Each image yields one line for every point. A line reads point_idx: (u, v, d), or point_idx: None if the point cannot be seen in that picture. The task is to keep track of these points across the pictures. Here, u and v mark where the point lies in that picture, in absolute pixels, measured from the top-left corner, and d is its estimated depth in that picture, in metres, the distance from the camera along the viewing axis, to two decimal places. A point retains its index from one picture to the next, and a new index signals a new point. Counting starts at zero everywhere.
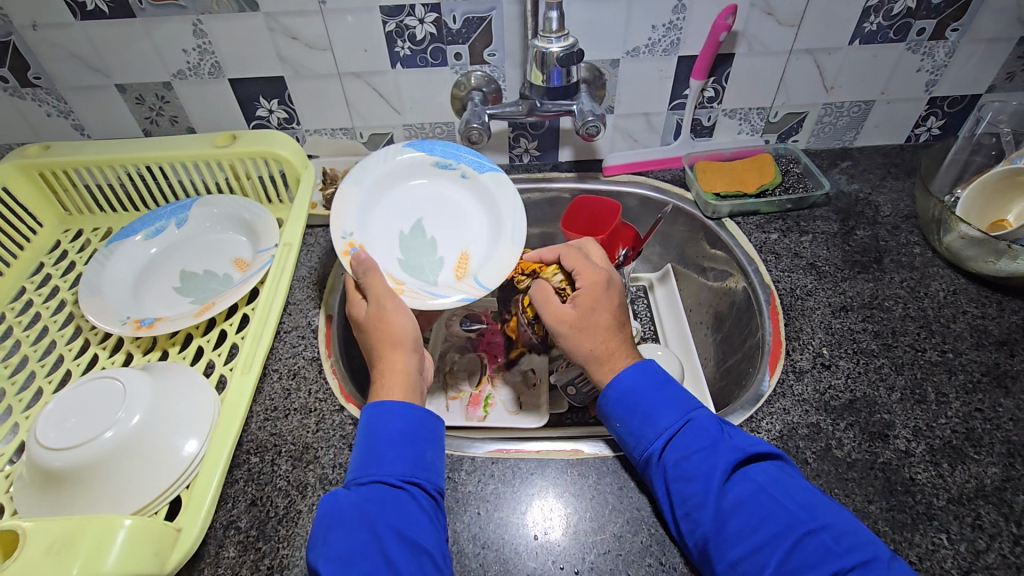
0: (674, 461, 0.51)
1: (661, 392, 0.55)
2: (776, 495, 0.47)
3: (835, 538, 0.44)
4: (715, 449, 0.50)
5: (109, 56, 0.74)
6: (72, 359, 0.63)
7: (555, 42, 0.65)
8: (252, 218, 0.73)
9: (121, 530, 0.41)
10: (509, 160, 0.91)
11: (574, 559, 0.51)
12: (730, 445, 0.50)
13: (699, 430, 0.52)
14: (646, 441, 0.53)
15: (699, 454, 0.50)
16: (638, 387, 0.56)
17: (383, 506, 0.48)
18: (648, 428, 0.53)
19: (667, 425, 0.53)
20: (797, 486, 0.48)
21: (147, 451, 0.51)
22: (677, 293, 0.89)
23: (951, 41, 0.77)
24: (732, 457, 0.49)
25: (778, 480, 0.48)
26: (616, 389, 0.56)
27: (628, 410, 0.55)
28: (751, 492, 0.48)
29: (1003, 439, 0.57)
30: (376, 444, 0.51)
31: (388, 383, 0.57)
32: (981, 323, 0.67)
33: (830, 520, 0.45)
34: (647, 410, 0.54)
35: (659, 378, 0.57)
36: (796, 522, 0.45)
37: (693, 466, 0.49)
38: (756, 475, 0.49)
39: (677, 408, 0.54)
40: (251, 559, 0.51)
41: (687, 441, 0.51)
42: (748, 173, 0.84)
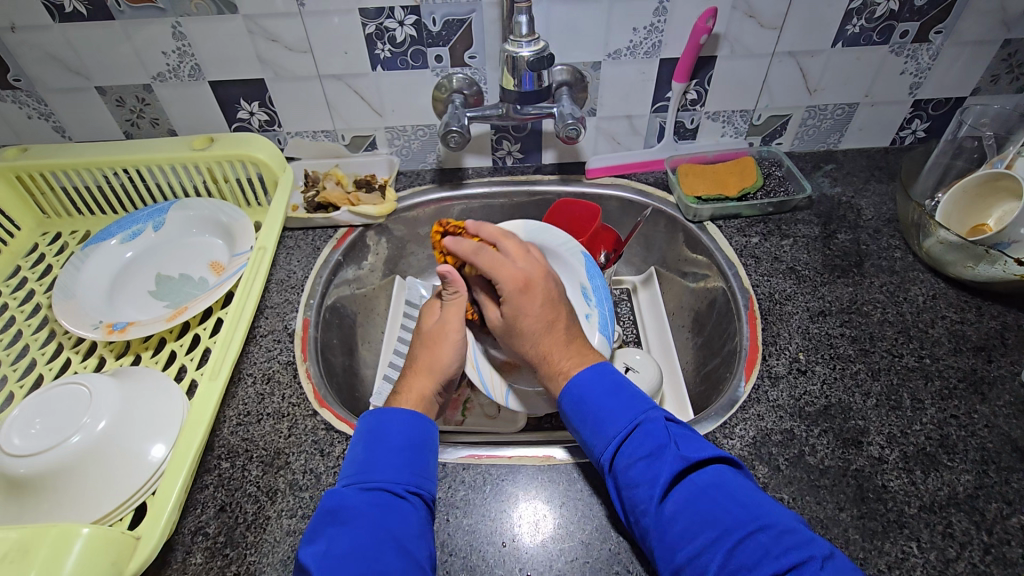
0: (620, 471, 0.49)
1: (613, 396, 0.53)
2: (723, 499, 0.45)
3: (775, 539, 0.42)
4: (660, 455, 0.48)
5: (88, 58, 0.74)
6: (45, 363, 0.63)
7: (526, 47, 0.65)
8: (229, 221, 0.73)
9: (77, 540, 0.42)
10: (492, 162, 0.90)
11: (541, 566, 0.51)
12: (676, 452, 0.48)
13: (644, 435, 0.50)
14: (597, 449, 0.52)
15: (646, 459, 0.48)
16: (588, 391, 0.54)
17: (387, 513, 0.47)
18: (597, 436, 0.52)
19: (616, 431, 0.51)
20: (744, 489, 0.46)
21: (111, 457, 0.50)
22: (661, 298, 0.88)
23: (935, 43, 0.76)
24: (677, 463, 0.47)
25: (726, 483, 0.46)
26: (568, 396, 0.54)
27: (580, 418, 0.53)
28: (697, 497, 0.46)
29: (977, 446, 0.56)
30: (380, 449, 0.51)
31: (402, 399, 0.57)
32: (959, 328, 0.67)
33: (774, 520, 0.44)
34: (596, 418, 0.52)
35: (610, 380, 0.54)
36: (738, 526, 0.44)
37: (639, 473, 0.48)
38: (703, 479, 0.47)
39: (627, 411, 0.52)
40: (217, 566, 0.50)
41: (633, 448, 0.49)
42: (730, 177, 0.83)
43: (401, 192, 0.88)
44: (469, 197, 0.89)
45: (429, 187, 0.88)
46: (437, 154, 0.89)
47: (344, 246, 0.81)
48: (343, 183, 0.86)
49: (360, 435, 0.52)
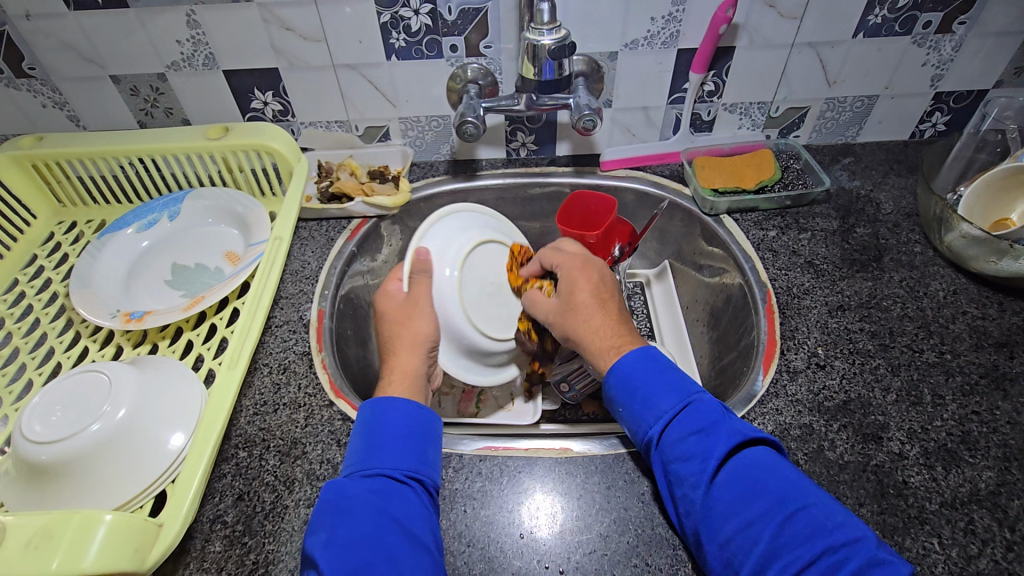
0: (672, 443, 0.49)
1: (663, 374, 0.54)
2: (773, 473, 0.46)
3: (826, 515, 0.43)
4: (713, 431, 0.49)
5: (102, 47, 0.74)
6: (63, 352, 0.63)
7: (546, 34, 0.64)
8: (245, 211, 0.73)
9: (100, 527, 0.42)
10: (505, 153, 0.90)
11: (559, 559, 0.51)
12: (730, 428, 0.49)
13: (698, 413, 0.50)
14: (644, 425, 0.52)
15: (697, 434, 0.49)
16: (636, 370, 0.54)
17: (387, 497, 0.47)
18: (648, 412, 0.52)
19: (667, 407, 0.51)
20: (788, 469, 0.47)
21: (131, 446, 0.50)
22: (674, 289, 0.89)
23: (958, 34, 0.75)
24: (729, 440, 0.48)
25: (773, 461, 0.47)
26: (615, 373, 0.55)
27: (626, 393, 0.54)
28: (747, 476, 0.46)
29: (999, 442, 0.56)
30: (378, 438, 0.51)
31: (389, 380, 0.56)
32: (981, 324, 0.66)
33: (821, 499, 0.45)
34: (647, 393, 0.52)
35: (660, 363, 0.55)
36: (787, 500, 0.45)
37: (687, 447, 0.48)
38: (755, 455, 0.48)
39: (679, 391, 0.52)
40: (236, 554, 0.51)
41: (686, 424, 0.50)
42: (747, 169, 0.82)
43: (415, 183, 0.87)
44: (481, 189, 0.88)
45: (442, 179, 0.88)
46: (451, 145, 0.88)
47: (358, 237, 0.80)
48: (357, 174, 0.85)
49: (358, 427, 0.52)
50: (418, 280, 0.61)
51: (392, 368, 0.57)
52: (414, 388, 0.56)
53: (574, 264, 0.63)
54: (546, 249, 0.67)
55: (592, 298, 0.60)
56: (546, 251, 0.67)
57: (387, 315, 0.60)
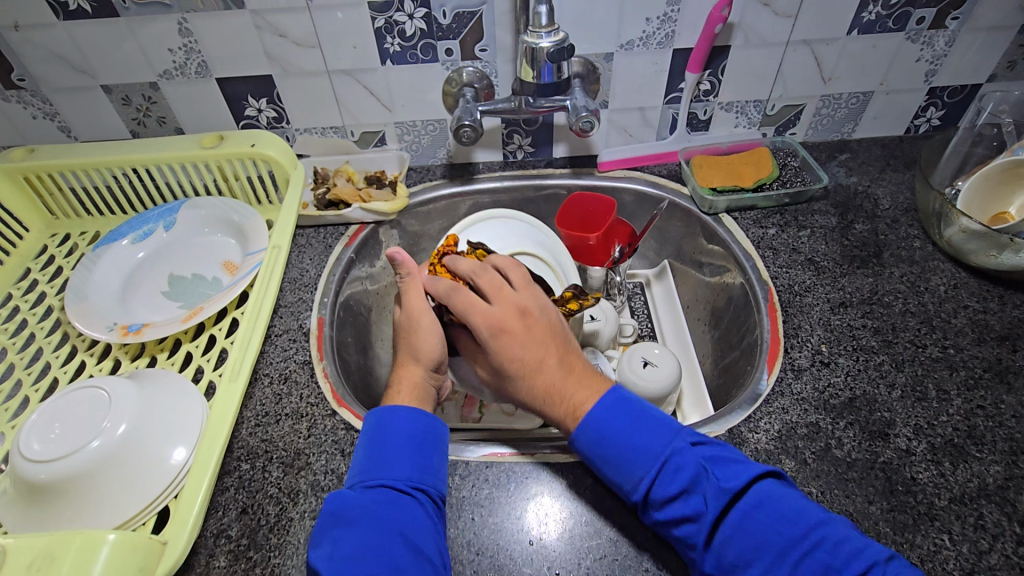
0: (659, 509, 0.47)
1: (633, 427, 0.51)
2: (771, 516, 0.45)
3: (831, 551, 0.43)
4: (698, 488, 0.47)
5: (93, 56, 0.73)
6: (59, 367, 0.62)
7: (544, 37, 0.64)
8: (241, 219, 0.72)
9: (104, 546, 0.41)
10: (502, 156, 0.89)
11: (569, 565, 0.50)
12: (715, 483, 0.47)
13: (677, 471, 0.48)
14: (628, 490, 0.49)
15: (681, 497, 0.47)
16: (607, 429, 0.51)
17: (391, 509, 0.46)
18: (626, 480, 0.49)
19: (644, 473, 0.49)
20: (784, 500, 0.45)
21: (131, 462, 0.50)
22: (674, 289, 0.89)
23: (951, 29, 0.75)
24: (717, 496, 0.46)
25: (766, 499, 0.45)
26: (583, 438, 0.51)
27: (602, 458, 0.51)
28: (744, 522, 0.45)
29: (1005, 436, 0.56)
30: (383, 447, 0.50)
31: (398, 390, 0.56)
32: (982, 318, 0.66)
33: (825, 532, 0.44)
34: (620, 460, 0.50)
35: (629, 411, 0.52)
36: (789, 546, 0.43)
37: (679, 510, 0.47)
38: (746, 500, 0.46)
39: (651, 450, 0.49)
40: (242, 569, 0.50)
41: (667, 486, 0.47)
42: (745, 168, 0.82)
43: (412, 187, 0.87)
44: (479, 192, 0.88)
45: (439, 183, 0.87)
46: (447, 149, 0.87)
47: (356, 244, 0.80)
48: (353, 179, 0.85)
49: (363, 434, 0.52)
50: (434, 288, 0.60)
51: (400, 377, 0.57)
52: (421, 399, 0.56)
53: (502, 317, 0.56)
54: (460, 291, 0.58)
55: (523, 364, 0.54)
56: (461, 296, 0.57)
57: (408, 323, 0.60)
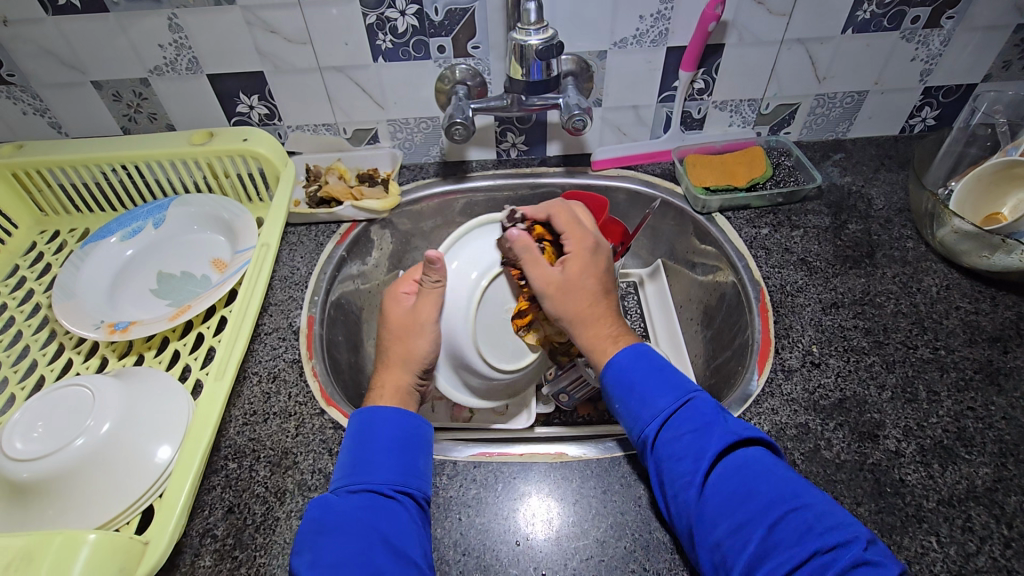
0: (665, 443, 0.50)
1: (659, 374, 0.54)
2: (764, 474, 0.46)
3: (817, 517, 0.43)
4: (707, 431, 0.49)
5: (83, 52, 0.72)
6: (47, 364, 0.62)
7: (534, 34, 0.64)
8: (231, 217, 0.72)
9: (84, 547, 0.41)
10: (496, 154, 0.89)
11: (555, 565, 0.50)
12: (725, 428, 0.49)
13: (695, 411, 0.51)
14: (640, 423, 0.52)
15: (689, 435, 0.49)
16: (633, 367, 0.55)
17: (375, 512, 0.46)
18: (644, 409, 0.52)
19: (665, 404, 0.52)
20: (781, 466, 0.47)
21: (115, 461, 0.49)
22: (667, 288, 0.89)
23: (946, 29, 0.75)
24: (724, 439, 0.48)
25: (766, 459, 0.48)
26: (612, 368, 0.55)
27: (623, 391, 0.54)
28: (739, 471, 0.47)
29: (995, 438, 0.56)
30: (368, 449, 0.50)
31: (378, 395, 0.56)
32: (974, 319, 0.66)
33: (814, 499, 0.44)
34: (643, 394, 0.53)
35: (655, 362, 0.55)
36: (782, 498, 0.44)
37: (683, 448, 0.49)
38: (749, 454, 0.48)
39: (676, 389, 0.53)
40: (227, 568, 0.50)
41: (680, 423, 0.50)
42: (739, 167, 0.82)
43: (404, 185, 0.86)
44: (472, 191, 0.87)
45: (432, 181, 0.87)
46: (440, 146, 0.87)
47: (347, 242, 0.79)
48: (345, 177, 0.85)
49: (348, 437, 0.52)
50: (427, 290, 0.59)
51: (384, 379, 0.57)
52: (406, 402, 0.56)
53: (581, 244, 0.59)
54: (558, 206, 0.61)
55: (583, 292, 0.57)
56: (563, 217, 0.60)
57: (393, 324, 0.59)
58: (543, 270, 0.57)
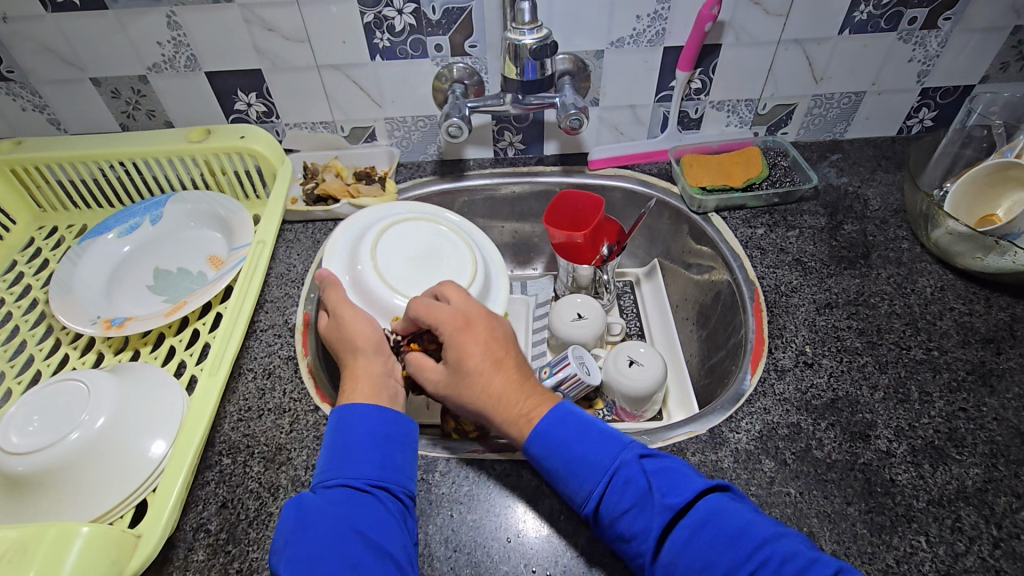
0: (607, 523, 0.47)
1: (583, 441, 0.50)
2: (715, 538, 0.43)
3: (778, 568, 0.41)
4: (646, 505, 0.46)
5: (81, 49, 0.73)
6: (43, 359, 0.62)
7: (528, 34, 0.64)
8: (228, 214, 0.72)
9: (76, 539, 0.41)
10: (493, 153, 0.89)
11: (546, 562, 0.50)
12: (661, 500, 0.46)
13: (625, 482, 0.47)
14: (577, 503, 0.49)
15: (631, 512, 0.46)
16: (553, 436, 0.50)
17: (352, 507, 0.47)
18: (576, 489, 0.49)
19: (593, 484, 0.48)
20: (734, 515, 0.44)
21: (110, 455, 0.50)
22: (664, 288, 0.89)
23: (944, 30, 0.75)
24: (664, 512, 0.45)
25: (717, 514, 0.44)
26: (534, 440, 0.51)
27: (551, 467, 0.50)
28: (691, 541, 0.44)
29: (986, 439, 0.56)
30: (345, 446, 0.50)
31: (352, 387, 0.55)
32: (968, 320, 0.66)
33: (775, 547, 0.42)
34: (569, 468, 0.49)
35: (579, 423, 0.51)
36: (740, 563, 0.42)
37: (627, 526, 0.46)
38: (696, 515, 0.45)
39: (602, 459, 0.49)
40: (219, 563, 0.50)
41: (615, 499, 0.47)
42: (735, 167, 0.82)
43: (401, 184, 0.86)
44: (469, 189, 0.88)
45: (430, 179, 0.87)
46: (438, 145, 0.87)
47: None
48: (343, 175, 0.85)
49: (326, 434, 0.52)
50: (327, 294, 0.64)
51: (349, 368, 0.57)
52: (380, 390, 0.55)
53: (472, 315, 0.59)
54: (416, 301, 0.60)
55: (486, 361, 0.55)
56: (420, 301, 0.60)
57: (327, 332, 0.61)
58: (431, 370, 0.58)
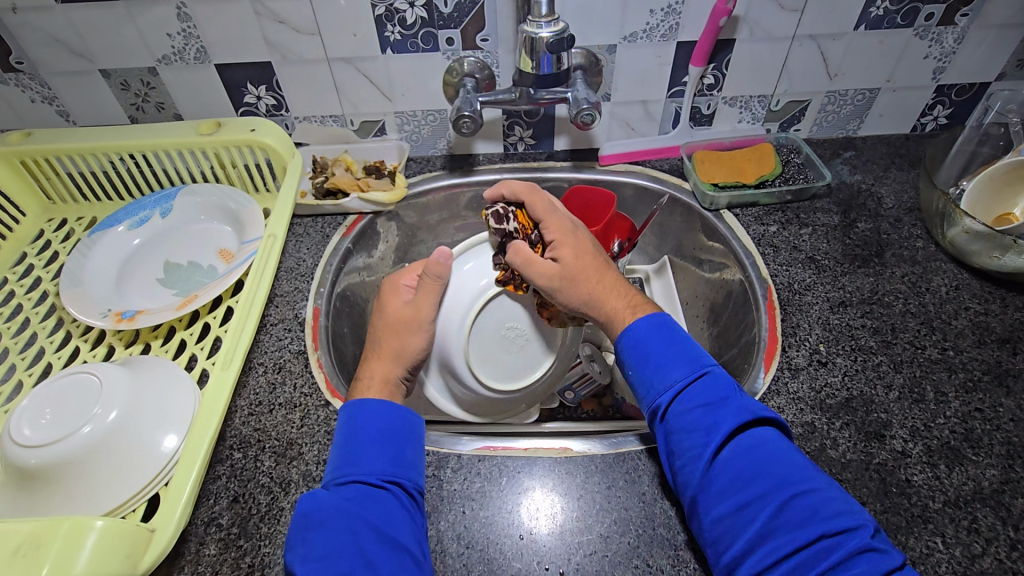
0: (680, 411, 0.50)
1: (674, 344, 0.54)
2: (777, 455, 0.47)
3: (823, 501, 0.43)
4: (720, 406, 0.49)
5: (92, 40, 0.72)
6: (53, 352, 0.62)
7: (544, 27, 0.63)
8: (238, 208, 0.72)
9: (91, 533, 0.41)
10: (503, 148, 0.88)
11: (559, 560, 0.50)
12: (741, 406, 0.49)
13: (710, 384, 0.51)
14: (653, 392, 0.52)
15: (702, 410, 0.49)
16: (649, 336, 0.54)
17: (364, 504, 0.46)
18: (659, 378, 0.52)
19: (679, 376, 0.51)
20: (793, 452, 0.48)
21: (122, 448, 0.50)
22: (674, 285, 0.86)
23: (961, 26, 0.74)
24: (738, 416, 0.48)
25: (777, 443, 0.48)
26: (627, 338, 0.55)
27: (638, 360, 0.54)
28: (751, 450, 0.47)
29: (1002, 439, 0.55)
30: (355, 442, 0.50)
31: (366, 385, 0.55)
32: (983, 320, 0.65)
33: (822, 484, 0.45)
34: (658, 361, 0.53)
35: (674, 335, 0.55)
36: (790, 482, 0.45)
37: (696, 419, 0.49)
38: (762, 434, 0.48)
39: (693, 361, 0.52)
40: (232, 557, 0.50)
41: (695, 395, 0.50)
42: (747, 164, 0.81)
43: (410, 178, 0.86)
44: (479, 184, 0.87)
45: (439, 174, 0.87)
46: (447, 140, 0.87)
47: (353, 234, 0.79)
48: (352, 169, 0.84)
49: (336, 432, 0.52)
50: (427, 286, 0.59)
51: (383, 346, 0.58)
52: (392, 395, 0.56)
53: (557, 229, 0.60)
54: (528, 190, 0.62)
55: (582, 261, 0.59)
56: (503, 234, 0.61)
57: (389, 315, 0.59)
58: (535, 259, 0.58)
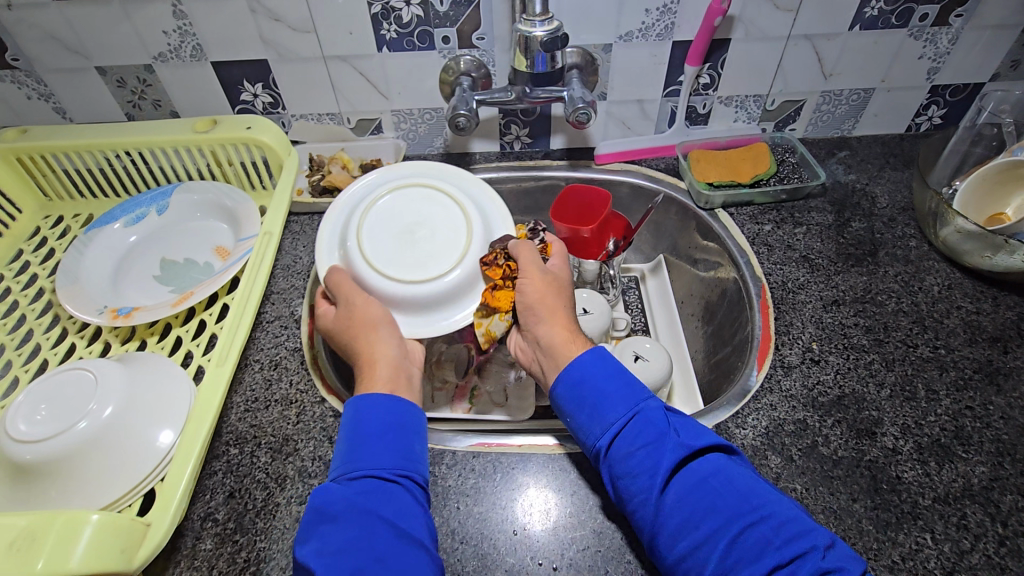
0: (619, 458, 0.48)
1: (613, 380, 0.52)
2: (726, 486, 0.44)
3: (775, 529, 0.42)
4: (660, 445, 0.47)
5: (87, 38, 0.72)
6: (49, 349, 0.62)
7: (538, 26, 0.64)
8: (234, 205, 0.72)
9: (86, 527, 0.41)
10: (499, 147, 0.89)
11: (553, 555, 0.51)
12: (678, 440, 0.47)
13: (646, 423, 0.48)
14: (594, 435, 0.50)
15: (641, 449, 0.47)
16: (591, 370, 0.52)
17: (378, 497, 0.46)
18: (596, 422, 0.50)
19: (615, 418, 0.50)
20: (742, 476, 0.46)
21: (118, 444, 0.50)
22: (668, 285, 0.89)
23: (955, 27, 0.74)
24: (675, 454, 0.46)
25: (727, 470, 0.46)
26: (565, 380, 0.53)
27: (575, 402, 0.52)
28: (697, 489, 0.45)
29: (992, 437, 0.56)
30: (361, 437, 0.50)
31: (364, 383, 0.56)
32: (975, 319, 0.66)
33: (772, 509, 0.43)
34: (596, 402, 0.51)
35: (612, 368, 0.53)
36: (738, 514, 0.43)
37: (639, 462, 0.47)
38: (706, 467, 0.46)
39: (629, 398, 0.50)
40: (227, 552, 0.50)
41: (632, 437, 0.48)
42: (742, 164, 0.82)
43: None
44: None
45: None
46: (444, 138, 0.87)
47: None
48: (348, 167, 0.85)
49: (342, 426, 0.52)
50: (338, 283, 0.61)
51: (359, 349, 0.58)
52: (397, 375, 0.56)
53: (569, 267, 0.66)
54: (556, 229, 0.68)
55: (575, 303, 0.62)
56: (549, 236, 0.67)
57: (337, 328, 0.60)
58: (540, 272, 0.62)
